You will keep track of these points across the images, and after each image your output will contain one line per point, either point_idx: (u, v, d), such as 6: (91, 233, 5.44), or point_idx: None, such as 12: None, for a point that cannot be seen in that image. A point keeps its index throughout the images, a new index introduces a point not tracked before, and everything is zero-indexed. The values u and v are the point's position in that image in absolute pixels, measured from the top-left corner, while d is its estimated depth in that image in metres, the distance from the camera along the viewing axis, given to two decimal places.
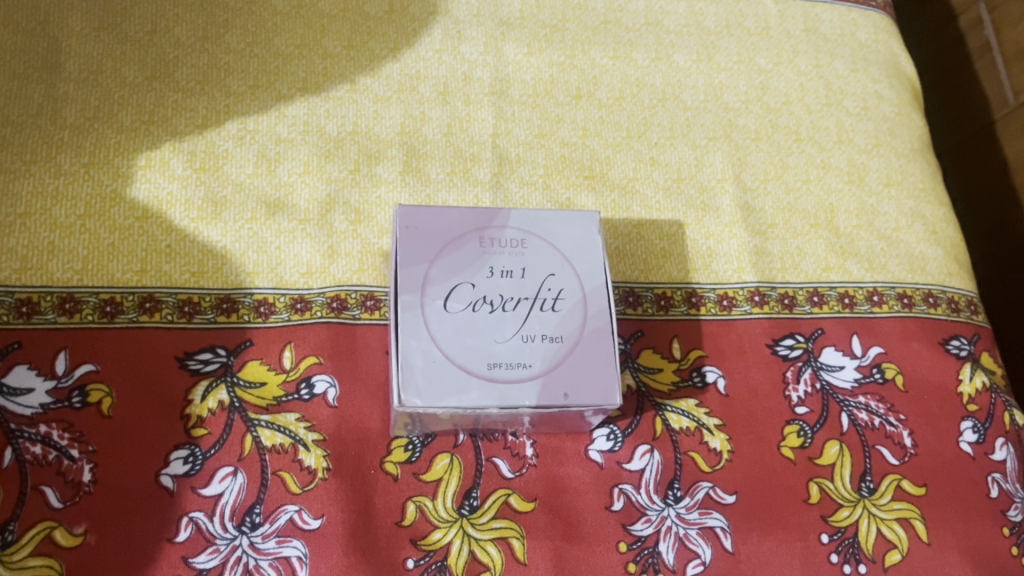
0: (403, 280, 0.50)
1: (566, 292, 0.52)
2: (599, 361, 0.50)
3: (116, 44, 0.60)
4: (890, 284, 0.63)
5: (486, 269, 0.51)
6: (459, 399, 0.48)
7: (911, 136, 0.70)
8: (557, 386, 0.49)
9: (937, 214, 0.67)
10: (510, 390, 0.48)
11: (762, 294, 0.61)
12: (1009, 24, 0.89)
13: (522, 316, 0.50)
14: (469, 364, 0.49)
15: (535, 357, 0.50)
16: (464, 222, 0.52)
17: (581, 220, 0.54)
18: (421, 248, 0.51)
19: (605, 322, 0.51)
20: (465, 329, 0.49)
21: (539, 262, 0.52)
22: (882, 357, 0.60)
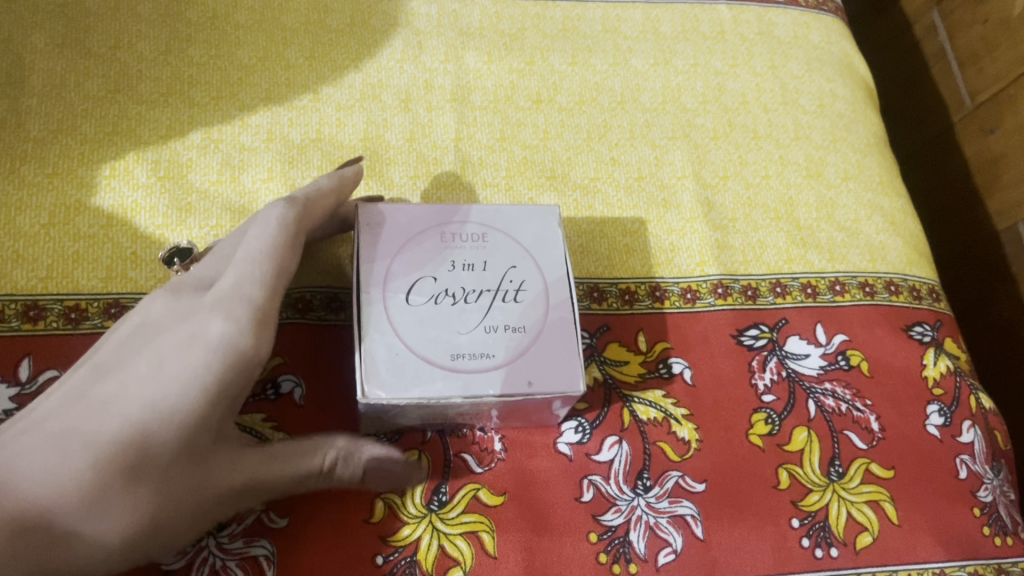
0: (364, 275, 0.49)
1: (531, 282, 0.51)
2: (563, 349, 0.49)
3: (80, 60, 0.61)
4: (852, 273, 0.64)
5: (449, 262, 0.51)
6: (423, 390, 0.46)
7: (867, 132, 0.71)
8: (521, 375, 0.48)
9: (895, 207, 0.69)
10: (474, 380, 0.47)
11: (725, 286, 0.62)
12: (962, 29, 0.92)
13: (486, 307, 0.50)
14: (433, 355, 0.47)
15: (499, 347, 0.49)
16: (425, 218, 0.52)
17: (541, 214, 0.54)
18: (382, 244, 0.50)
19: (569, 312, 0.51)
20: (428, 321, 0.48)
21: (500, 255, 0.52)
22: (846, 344, 0.61)
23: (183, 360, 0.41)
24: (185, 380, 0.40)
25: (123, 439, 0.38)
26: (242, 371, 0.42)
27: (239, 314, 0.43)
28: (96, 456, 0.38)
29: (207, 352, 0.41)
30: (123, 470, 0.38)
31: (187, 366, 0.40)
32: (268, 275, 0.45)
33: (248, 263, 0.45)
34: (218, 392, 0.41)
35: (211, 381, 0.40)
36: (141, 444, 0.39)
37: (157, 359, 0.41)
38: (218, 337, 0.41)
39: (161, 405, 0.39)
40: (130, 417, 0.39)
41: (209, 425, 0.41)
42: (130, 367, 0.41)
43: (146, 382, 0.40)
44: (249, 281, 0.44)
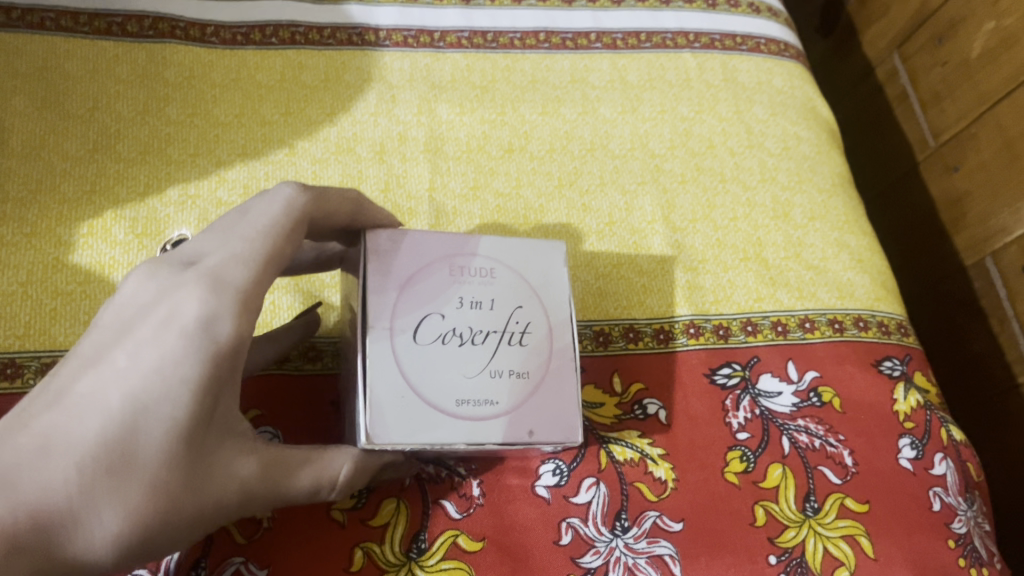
0: (369, 308, 0.45)
1: (537, 324, 0.49)
2: (566, 398, 0.48)
3: (59, 121, 0.62)
4: (821, 310, 0.65)
5: (456, 298, 0.48)
6: (427, 439, 0.44)
7: (832, 173, 0.73)
8: (524, 423, 0.46)
9: (862, 244, 0.70)
10: (478, 428, 0.45)
11: (697, 325, 0.63)
12: (925, 70, 0.95)
13: (492, 350, 0.47)
14: (438, 400, 0.45)
15: (503, 393, 0.46)
16: (432, 246, 0.49)
17: (553, 248, 0.51)
18: (386, 272, 0.47)
19: (572, 358, 0.49)
20: (435, 362, 0.45)
21: (509, 293, 0.49)
22: (818, 380, 0.62)
23: (162, 349, 0.36)
24: (170, 369, 0.35)
25: (109, 439, 0.34)
26: (228, 363, 0.37)
27: (227, 300, 0.38)
28: (80, 458, 0.33)
29: (188, 337, 0.36)
30: (110, 471, 0.34)
31: (174, 354, 0.36)
32: (259, 257, 0.40)
33: (238, 245, 0.40)
34: (206, 387, 0.36)
35: (196, 373, 0.36)
36: (127, 444, 0.34)
37: (133, 347, 0.36)
38: (198, 321, 0.37)
39: (145, 398, 0.35)
40: (113, 413, 0.34)
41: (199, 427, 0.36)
42: (106, 356, 0.36)
43: (124, 373, 0.35)
44: (235, 263, 0.40)
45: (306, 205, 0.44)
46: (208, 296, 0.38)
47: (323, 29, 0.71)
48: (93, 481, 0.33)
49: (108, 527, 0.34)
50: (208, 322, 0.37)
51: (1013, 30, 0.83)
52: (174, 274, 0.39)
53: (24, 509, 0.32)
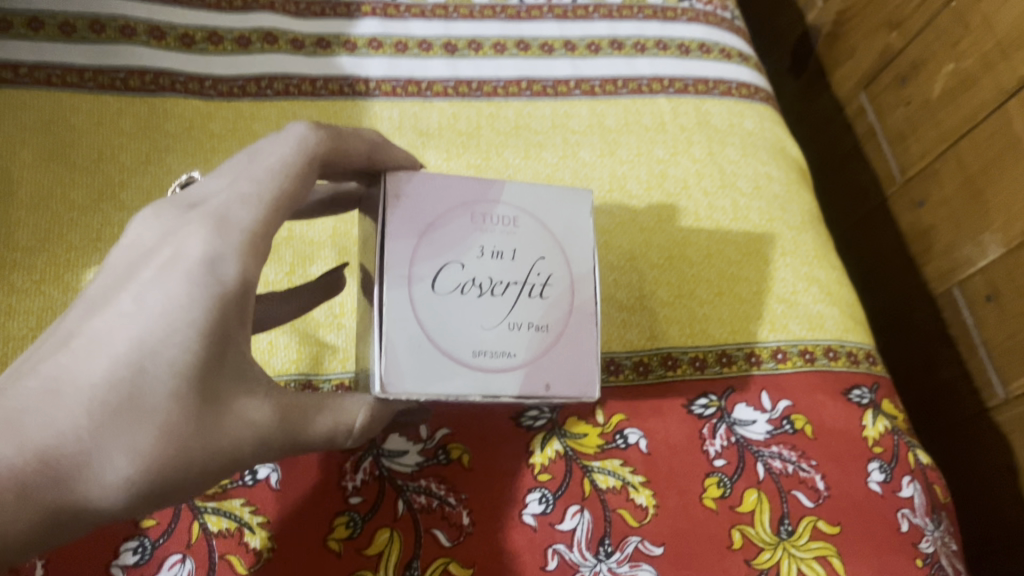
0: (389, 256, 0.46)
1: (557, 276, 0.50)
2: (583, 351, 0.49)
3: (65, 172, 0.65)
4: (792, 341, 0.69)
5: (478, 247, 0.48)
6: (444, 387, 0.45)
7: (801, 210, 0.77)
8: (540, 376, 0.47)
9: (831, 277, 0.74)
10: (494, 379, 0.46)
11: (674, 358, 0.66)
12: (891, 108, 1.01)
13: (511, 301, 0.48)
14: (455, 350, 0.46)
15: (520, 346, 0.47)
16: (455, 194, 0.49)
17: (578, 199, 0.51)
18: (409, 219, 0.47)
19: (591, 312, 0.50)
20: (453, 312, 0.46)
21: (531, 245, 0.50)
22: (790, 409, 0.65)
23: (168, 291, 0.40)
24: (175, 311, 0.39)
25: (117, 378, 0.37)
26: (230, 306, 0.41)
27: (230, 245, 0.42)
28: (91, 396, 0.37)
29: (191, 281, 0.40)
30: (119, 408, 0.37)
31: (179, 296, 0.39)
32: (264, 199, 0.44)
33: (246, 187, 0.44)
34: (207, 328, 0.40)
35: (199, 315, 0.40)
36: (135, 384, 0.38)
37: (139, 296, 0.40)
38: (200, 263, 0.41)
39: (150, 343, 0.38)
40: (121, 356, 0.38)
41: (202, 369, 0.40)
42: (117, 304, 0.40)
43: (133, 316, 0.39)
44: (240, 205, 0.43)
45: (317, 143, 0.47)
46: (212, 239, 0.42)
47: (316, 79, 0.74)
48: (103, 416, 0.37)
49: (122, 465, 0.37)
50: (213, 263, 0.41)
51: (973, 71, 0.89)
52: (179, 215, 0.44)
53: (42, 441, 0.35)
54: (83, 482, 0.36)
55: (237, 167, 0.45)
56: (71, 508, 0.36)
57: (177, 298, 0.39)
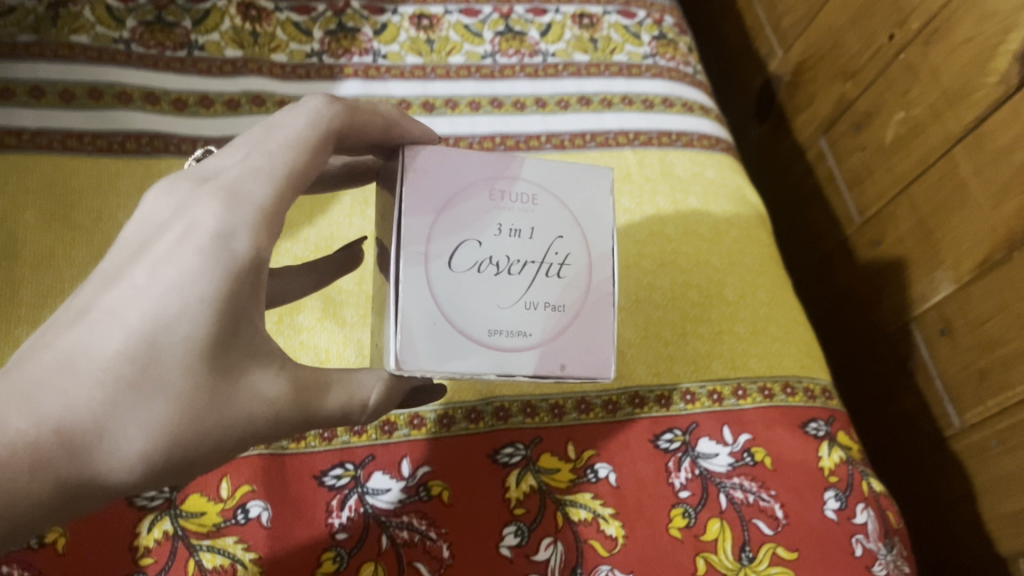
0: (406, 231, 0.47)
1: (574, 255, 0.51)
2: (599, 331, 0.50)
3: (66, 232, 0.69)
4: (752, 378, 0.73)
5: (495, 225, 0.49)
6: (459, 365, 0.46)
7: (761, 253, 0.82)
8: (556, 357, 0.48)
9: (789, 317, 0.78)
10: (509, 358, 0.47)
11: (641, 396, 0.71)
12: (847, 154, 1.08)
13: (528, 281, 0.49)
14: (470, 329, 0.47)
15: (535, 326, 0.48)
16: (474, 169, 0.50)
17: (597, 178, 0.52)
18: (426, 195, 0.48)
19: (609, 292, 0.51)
20: (469, 290, 0.47)
21: (550, 222, 0.50)
22: (750, 442, 0.69)
23: (178, 264, 0.42)
24: (186, 288, 0.41)
25: (131, 353, 0.40)
26: (241, 276, 0.43)
27: (240, 220, 0.43)
28: (104, 371, 0.40)
29: (201, 254, 0.42)
30: (133, 381, 0.40)
31: (191, 272, 0.41)
32: (277, 171, 0.45)
33: (260, 158, 0.45)
34: (218, 299, 0.42)
35: (209, 288, 0.41)
36: (149, 358, 0.41)
37: (154, 267, 0.42)
38: (211, 237, 0.42)
39: (163, 318, 0.41)
40: (134, 330, 0.41)
41: (215, 342, 0.42)
42: (131, 275, 0.42)
43: (145, 293, 0.41)
44: (253, 177, 0.45)
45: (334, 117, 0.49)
46: (224, 212, 0.43)
47: None
48: (117, 390, 0.40)
49: (135, 440, 0.41)
50: (225, 239, 0.42)
51: (922, 119, 0.95)
52: (192, 188, 0.45)
53: (58, 415, 0.39)
54: (98, 455, 0.40)
55: (254, 140, 0.47)
56: (86, 480, 0.40)
57: (188, 274, 0.41)
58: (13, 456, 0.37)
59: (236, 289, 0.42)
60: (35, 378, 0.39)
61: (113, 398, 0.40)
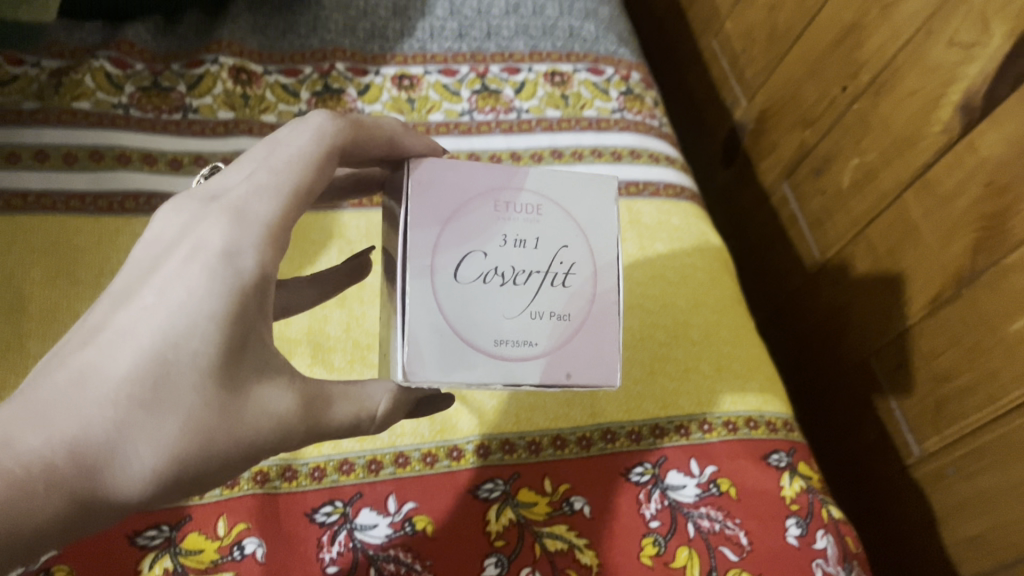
0: (414, 247, 0.50)
1: (577, 265, 0.54)
2: (603, 339, 0.53)
3: (70, 287, 0.73)
4: (717, 413, 0.78)
5: (502, 236, 0.52)
6: (466, 375, 0.49)
7: (725, 295, 0.87)
8: (561, 366, 0.52)
9: (752, 355, 0.83)
10: (514, 367, 0.50)
11: (613, 432, 0.75)
12: (809, 198, 1.14)
13: (533, 291, 0.52)
14: (477, 340, 0.50)
15: (538, 335, 0.52)
16: (479, 182, 0.52)
17: (600, 186, 0.55)
18: (431, 209, 0.51)
19: (614, 299, 0.54)
20: (476, 301, 0.50)
21: (554, 233, 0.53)
22: (716, 474, 0.74)
23: (187, 282, 0.44)
24: (198, 307, 0.43)
25: (143, 371, 0.41)
26: (247, 292, 0.45)
27: (245, 238, 0.47)
28: (118, 390, 0.40)
29: (210, 271, 0.44)
30: (146, 399, 0.41)
31: (202, 290, 0.44)
32: (279, 188, 0.49)
33: (264, 177, 0.49)
34: (226, 316, 0.44)
35: (219, 305, 0.44)
36: (161, 376, 0.42)
37: (163, 285, 0.44)
38: (219, 255, 0.45)
39: (175, 336, 0.42)
40: (147, 348, 0.42)
41: (225, 359, 0.44)
42: (140, 295, 0.44)
43: (156, 312, 0.43)
44: (257, 196, 0.48)
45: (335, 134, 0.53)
46: (231, 231, 0.47)
47: None
48: (130, 408, 0.40)
49: (149, 457, 0.41)
50: (232, 256, 0.46)
51: (875, 164, 1.01)
52: (201, 207, 0.49)
53: (72, 432, 0.39)
54: (110, 477, 0.40)
55: (262, 158, 0.51)
56: (99, 499, 0.40)
57: (199, 291, 0.43)
58: (28, 475, 0.37)
59: (245, 306, 0.45)
60: (48, 398, 0.39)
61: (126, 416, 0.40)
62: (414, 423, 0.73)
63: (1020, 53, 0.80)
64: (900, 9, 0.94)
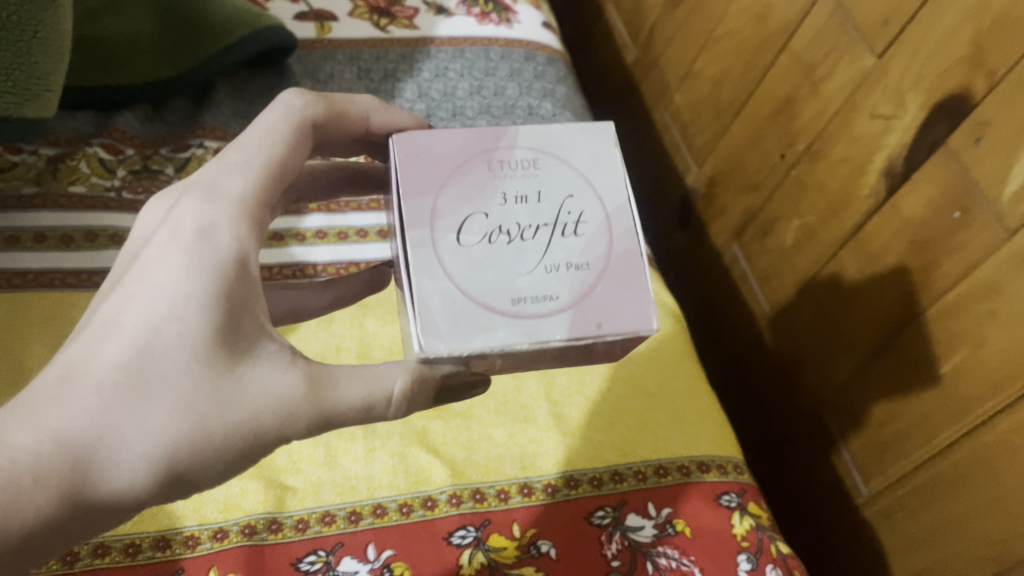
0: (415, 216, 0.56)
1: (582, 213, 0.59)
2: (625, 283, 0.58)
3: None
4: (672, 459, 0.84)
5: (500, 195, 0.58)
6: (488, 334, 0.54)
7: (677, 348, 0.94)
8: (589, 317, 0.56)
9: (703, 404, 0.90)
10: (538, 324, 0.55)
11: (576, 479, 0.81)
12: (757, 256, 1.22)
13: (543, 248, 0.57)
14: (495, 301, 0.55)
15: (559, 289, 0.56)
16: (470, 152, 0.59)
17: (588, 138, 0.62)
18: (428, 180, 0.57)
19: (630, 239, 0.59)
20: (486, 261, 0.56)
21: (554, 190, 0.59)
22: (672, 515, 0.80)
23: (167, 269, 0.55)
24: (173, 292, 0.54)
25: (128, 363, 0.52)
26: (222, 273, 0.55)
27: (219, 218, 0.57)
28: (105, 379, 0.51)
29: (185, 260, 0.55)
30: (131, 386, 0.52)
31: (176, 274, 0.54)
32: (251, 164, 0.60)
33: (237, 157, 0.61)
34: (203, 302, 0.54)
35: (194, 291, 0.54)
36: (146, 365, 0.52)
37: (145, 276, 0.55)
38: (193, 244, 0.55)
39: (158, 330, 0.53)
40: (132, 342, 0.52)
41: (209, 341, 0.53)
42: (129, 289, 0.55)
43: (142, 309, 0.53)
44: (231, 178, 0.59)
45: (307, 107, 0.66)
46: (205, 215, 0.57)
47: (273, 267, 0.94)
48: (116, 393, 0.51)
49: (142, 434, 0.51)
50: (207, 234, 0.56)
51: (813, 225, 1.09)
52: (180, 192, 0.60)
53: (68, 418, 0.50)
54: (107, 453, 0.51)
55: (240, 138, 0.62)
56: (102, 470, 0.51)
57: (173, 280, 0.54)
58: (25, 459, 0.48)
59: (215, 282, 0.54)
60: (49, 395, 0.51)
61: (112, 402, 0.51)
62: (391, 476, 0.79)
63: (931, 126, 0.89)
64: (828, 85, 1.03)
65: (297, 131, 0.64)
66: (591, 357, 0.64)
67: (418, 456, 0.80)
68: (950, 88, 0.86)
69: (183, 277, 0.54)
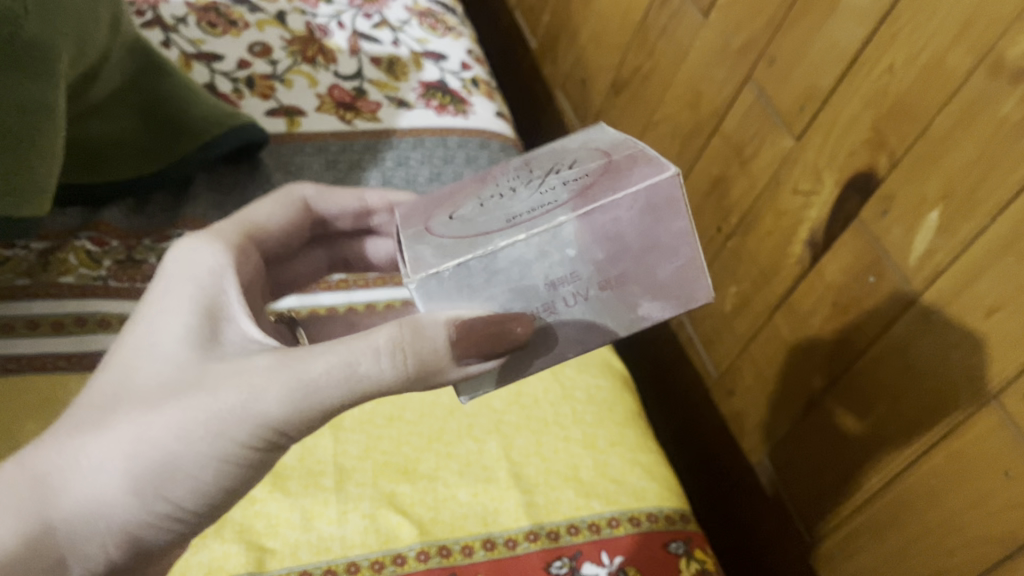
0: (415, 220, 0.61)
1: (573, 160, 0.62)
2: (628, 169, 0.56)
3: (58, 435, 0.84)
4: (623, 511, 0.91)
5: (493, 188, 0.63)
6: (483, 241, 0.53)
7: (624, 411, 1.03)
8: (592, 195, 0.54)
9: (650, 459, 0.98)
10: (536, 219, 0.54)
11: (535, 532, 0.88)
12: (701, 321, 1.32)
13: (537, 190, 0.59)
14: (490, 225, 0.55)
15: (558, 196, 0.56)
16: (466, 187, 0.66)
17: (577, 136, 0.68)
18: (426, 208, 0.63)
19: (629, 149, 0.60)
20: (481, 214, 0.58)
21: (546, 166, 0.63)
22: (624, 562, 0.87)
23: (151, 303, 0.68)
24: (149, 320, 0.66)
25: (109, 379, 0.62)
26: (188, 288, 0.67)
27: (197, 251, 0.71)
28: (89, 395, 0.62)
29: (162, 292, 0.68)
30: (107, 394, 0.61)
31: (155, 305, 0.67)
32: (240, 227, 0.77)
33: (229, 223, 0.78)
34: (172, 316, 0.65)
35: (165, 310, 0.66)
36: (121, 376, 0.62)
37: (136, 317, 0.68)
38: (169, 280, 0.69)
39: (133, 349, 0.64)
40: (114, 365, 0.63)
41: (174, 345, 0.63)
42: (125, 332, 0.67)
43: (126, 340, 0.65)
44: (219, 231, 0.75)
45: (301, 199, 0.84)
46: (184, 250, 0.71)
47: None
48: (94, 403, 0.61)
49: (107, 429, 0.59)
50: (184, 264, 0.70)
51: (749, 291, 1.19)
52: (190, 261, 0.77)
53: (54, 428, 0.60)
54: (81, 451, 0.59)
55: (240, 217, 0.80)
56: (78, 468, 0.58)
57: (150, 311, 0.66)
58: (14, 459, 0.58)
59: (184, 298, 0.66)
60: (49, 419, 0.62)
61: (90, 409, 0.61)
62: (363, 536, 0.85)
63: (844, 201, 0.99)
64: (754, 164, 1.14)
65: (289, 206, 0.82)
66: (655, 273, 0.57)
67: (387, 517, 0.86)
68: (858, 167, 0.96)
69: (159, 308, 0.66)
